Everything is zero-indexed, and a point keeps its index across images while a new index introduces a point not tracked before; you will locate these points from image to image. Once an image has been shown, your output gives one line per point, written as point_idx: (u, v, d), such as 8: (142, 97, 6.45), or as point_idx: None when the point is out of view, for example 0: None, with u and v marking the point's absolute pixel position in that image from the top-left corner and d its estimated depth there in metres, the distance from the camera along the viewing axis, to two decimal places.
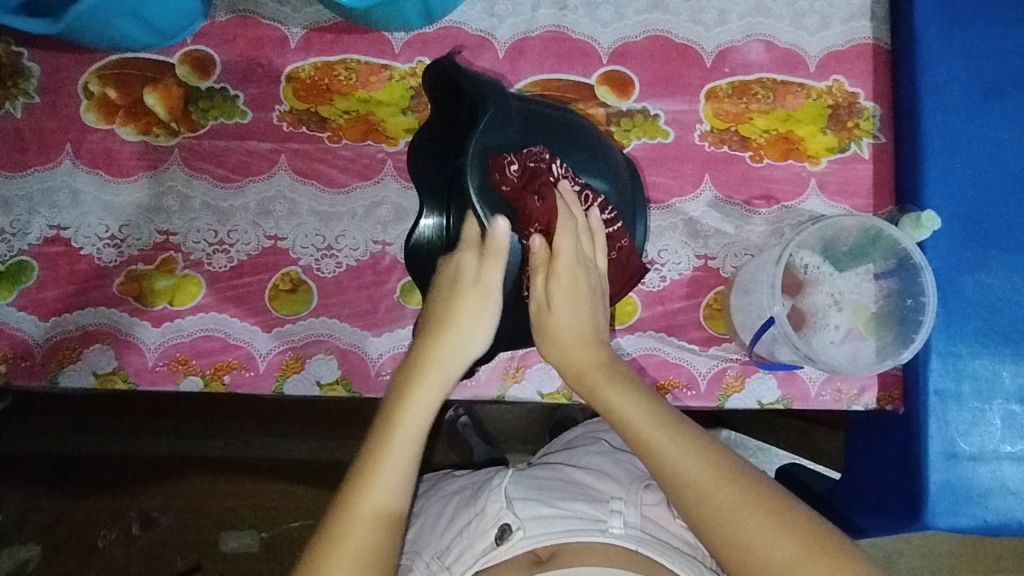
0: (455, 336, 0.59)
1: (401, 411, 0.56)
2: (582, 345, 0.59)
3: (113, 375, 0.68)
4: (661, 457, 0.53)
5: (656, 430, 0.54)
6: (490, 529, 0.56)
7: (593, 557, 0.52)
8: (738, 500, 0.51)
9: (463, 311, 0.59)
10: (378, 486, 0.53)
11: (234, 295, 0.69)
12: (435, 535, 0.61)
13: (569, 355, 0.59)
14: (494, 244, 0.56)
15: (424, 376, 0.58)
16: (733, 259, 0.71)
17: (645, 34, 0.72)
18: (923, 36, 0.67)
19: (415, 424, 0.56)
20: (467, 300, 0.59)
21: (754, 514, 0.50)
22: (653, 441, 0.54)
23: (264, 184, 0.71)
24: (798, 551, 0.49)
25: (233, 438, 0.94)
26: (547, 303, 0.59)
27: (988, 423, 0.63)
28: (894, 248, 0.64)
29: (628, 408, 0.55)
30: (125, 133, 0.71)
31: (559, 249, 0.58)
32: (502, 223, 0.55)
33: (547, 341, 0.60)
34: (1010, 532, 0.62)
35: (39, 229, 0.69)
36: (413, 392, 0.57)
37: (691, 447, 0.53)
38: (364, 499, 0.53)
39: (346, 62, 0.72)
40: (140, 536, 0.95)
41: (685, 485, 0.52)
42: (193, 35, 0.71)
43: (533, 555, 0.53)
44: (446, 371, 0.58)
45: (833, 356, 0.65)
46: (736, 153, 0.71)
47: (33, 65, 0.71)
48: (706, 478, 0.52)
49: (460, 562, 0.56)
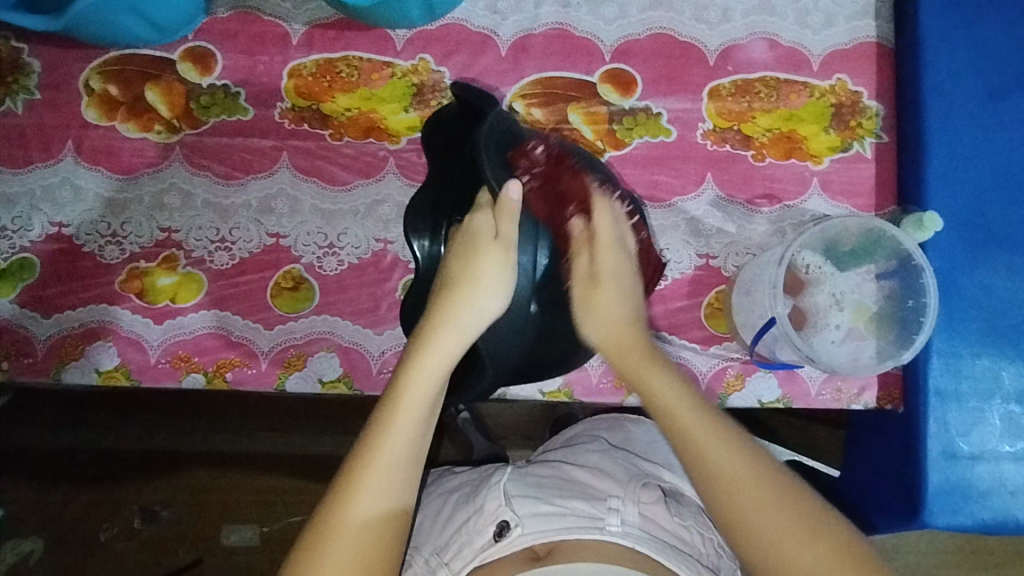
0: (466, 301, 0.57)
1: (400, 399, 0.53)
2: (625, 328, 0.59)
3: (115, 372, 0.68)
4: (698, 447, 0.51)
5: (695, 417, 0.53)
6: (488, 526, 0.57)
7: (589, 555, 0.52)
8: (773, 502, 0.49)
9: (482, 273, 0.57)
10: (375, 487, 0.51)
11: (236, 292, 0.69)
12: (434, 531, 0.61)
13: (612, 336, 0.59)
14: (508, 206, 0.56)
15: (425, 355, 0.55)
16: (734, 259, 0.71)
17: (647, 32, 0.72)
18: (927, 36, 0.67)
19: (415, 414, 0.53)
20: (486, 260, 0.58)
21: (788, 516, 0.48)
22: (691, 431, 0.52)
23: (266, 181, 0.71)
24: (830, 558, 0.47)
25: (235, 432, 0.95)
26: (592, 279, 0.60)
27: (987, 422, 0.64)
28: (897, 250, 0.64)
29: (670, 392, 0.54)
30: (126, 131, 0.70)
31: (596, 226, 0.60)
32: (514, 188, 0.55)
33: (588, 317, 0.60)
34: (1008, 531, 0.63)
35: (41, 226, 0.69)
36: (417, 370, 0.54)
37: (731, 442, 0.52)
38: (357, 500, 0.50)
39: (348, 59, 0.71)
40: (142, 529, 0.96)
41: (719, 475, 0.50)
42: (194, 31, 0.71)
43: (532, 551, 0.54)
44: (457, 339, 0.56)
45: (833, 354, 0.65)
46: (738, 152, 0.71)
47: (33, 61, 0.70)
48: (743, 470, 0.50)
49: (459, 558, 0.56)
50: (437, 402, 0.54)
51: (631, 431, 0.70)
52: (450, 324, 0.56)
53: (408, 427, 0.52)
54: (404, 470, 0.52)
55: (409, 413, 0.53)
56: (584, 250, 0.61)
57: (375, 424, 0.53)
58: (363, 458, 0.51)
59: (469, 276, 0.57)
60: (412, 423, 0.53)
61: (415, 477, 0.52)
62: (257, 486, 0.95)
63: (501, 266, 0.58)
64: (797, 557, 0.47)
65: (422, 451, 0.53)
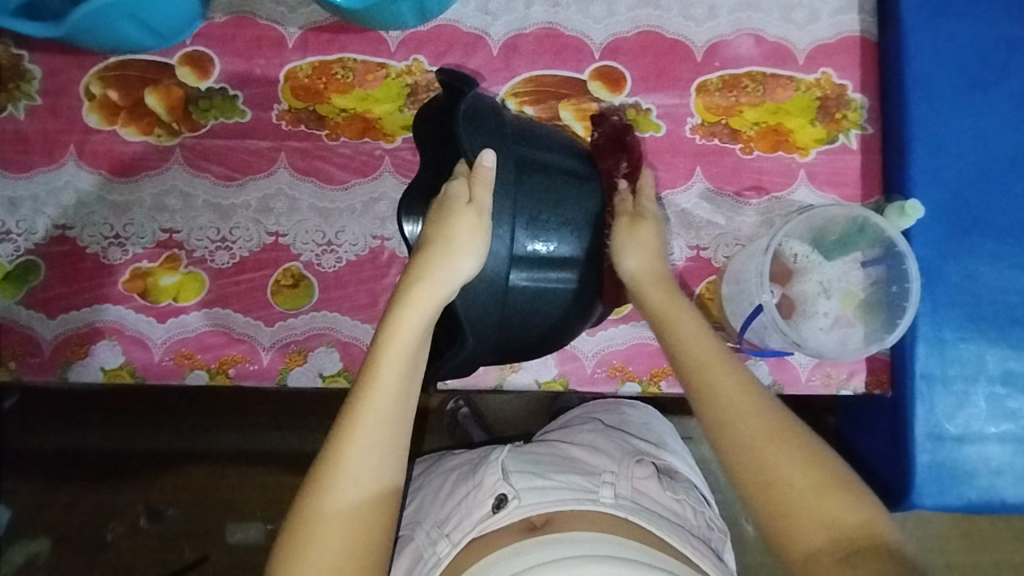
0: (441, 265, 0.55)
1: (380, 357, 0.54)
2: (655, 258, 0.61)
3: (120, 370, 0.70)
4: (712, 375, 0.54)
5: (713, 353, 0.56)
6: (486, 499, 0.58)
7: (584, 523, 0.54)
8: (771, 431, 0.51)
9: (456, 237, 0.55)
10: (365, 446, 0.52)
11: (238, 290, 0.71)
12: (435, 506, 0.62)
13: (644, 266, 0.61)
14: (484, 174, 0.55)
15: (403, 314, 0.54)
16: (724, 249, 0.72)
17: (636, 29, 0.73)
18: (910, 28, 0.69)
19: (396, 369, 0.53)
20: (461, 224, 0.55)
21: (789, 443, 0.51)
22: (707, 362, 0.55)
23: (265, 182, 0.72)
24: (820, 485, 0.49)
25: (238, 430, 0.96)
26: (642, 215, 0.63)
27: (973, 405, 0.65)
28: (880, 238, 0.65)
29: (690, 325, 0.58)
30: (127, 134, 0.72)
31: (643, 185, 0.65)
32: (490, 154, 0.55)
33: (630, 249, 0.61)
34: (996, 511, 0.64)
35: (45, 229, 0.71)
36: (394, 331, 0.54)
37: (744, 373, 0.55)
38: (348, 462, 0.51)
39: (343, 61, 0.73)
40: (148, 528, 0.97)
41: (729, 403, 0.53)
42: (192, 36, 0.73)
43: (527, 521, 0.55)
44: (437, 294, 0.55)
45: (823, 342, 0.66)
46: (726, 146, 0.73)
47: (35, 67, 0.72)
48: (749, 399, 0.53)
49: (459, 529, 0.57)
50: (417, 355, 0.55)
51: (626, 413, 0.71)
52: (427, 289, 0.55)
53: (390, 384, 0.53)
54: (390, 425, 0.53)
55: (389, 370, 0.53)
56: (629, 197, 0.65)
57: (357, 388, 0.54)
58: (348, 423, 0.53)
59: (445, 240, 0.55)
60: (395, 377, 0.53)
61: (403, 435, 0.54)
62: (259, 482, 0.97)
63: (476, 229, 0.55)
64: (787, 481, 0.49)
65: (408, 404, 0.54)
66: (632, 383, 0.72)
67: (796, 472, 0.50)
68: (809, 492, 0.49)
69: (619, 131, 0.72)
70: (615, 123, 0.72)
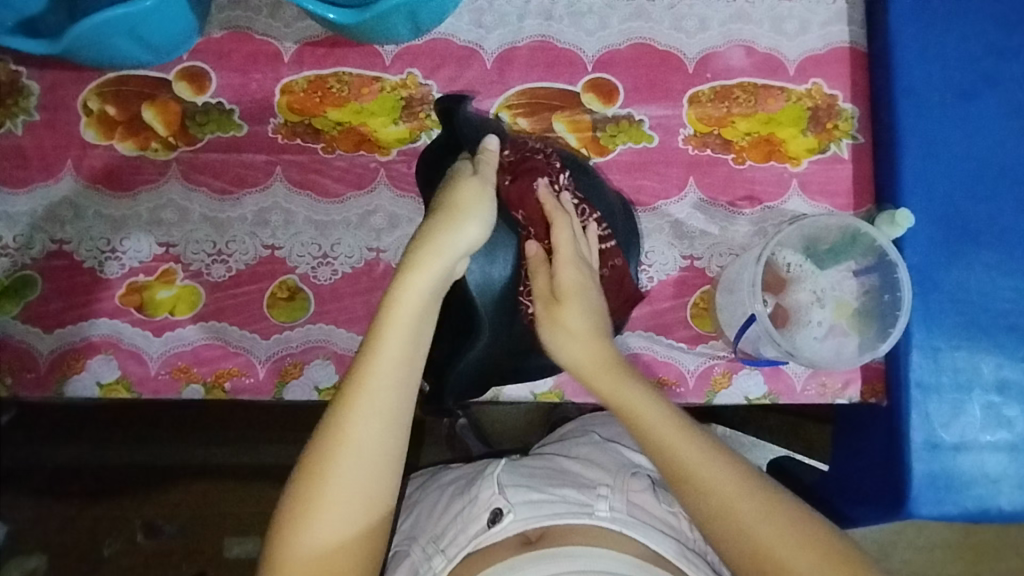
0: (447, 232, 0.56)
1: (387, 321, 0.54)
2: (599, 344, 0.61)
3: (116, 385, 0.70)
4: (687, 464, 0.55)
5: (688, 447, 0.56)
6: (482, 513, 0.58)
7: (580, 537, 0.54)
8: (761, 512, 0.53)
9: (462, 201, 0.58)
10: (371, 408, 0.52)
11: (234, 303, 0.71)
12: (430, 520, 0.63)
13: (589, 356, 0.61)
14: (490, 153, 0.62)
15: (409, 278, 0.55)
16: (718, 259, 0.73)
17: (628, 41, 0.74)
18: (898, 38, 0.69)
19: (401, 339, 0.53)
20: (466, 190, 0.59)
21: (783, 530, 0.52)
22: (683, 461, 0.55)
23: (261, 195, 0.73)
24: (823, 567, 0.51)
25: (235, 443, 0.96)
26: (558, 295, 0.63)
27: (968, 413, 0.65)
28: (872, 247, 0.66)
29: (658, 422, 0.57)
30: (124, 149, 0.72)
31: (557, 246, 0.63)
32: (494, 139, 0.63)
33: (562, 342, 0.62)
34: (992, 519, 0.64)
35: (42, 245, 0.71)
36: (400, 300, 0.54)
37: (718, 462, 0.55)
38: (353, 423, 0.52)
39: (338, 75, 0.73)
40: (145, 543, 0.97)
41: (711, 495, 0.54)
42: (189, 51, 0.73)
43: (523, 536, 0.55)
44: (444, 261, 0.55)
45: (816, 351, 0.67)
46: (719, 156, 0.73)
47: (33, 83, 0.72)
48: (734, 490, 0.54)
49: (454, 545, 0.58)
50: (423, 324, 0.55)
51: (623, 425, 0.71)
52: (433, 254, 0.55)
53: (397, 354, 0.53)
54: (396, 389, 0.53)
55: (396, 331, 0.53)
56: (543, 269, 0.64)
57: (364, 350, 0.54)
58: (350, 395, 0.52)
59: (451, 207, 0.57)
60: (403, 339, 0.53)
61: (409, 398, 0.53)
62: (256, 497, 0.96)
63: (480, 196, 0.58)
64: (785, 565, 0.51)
65: (414, 368, 0.54)
66: None
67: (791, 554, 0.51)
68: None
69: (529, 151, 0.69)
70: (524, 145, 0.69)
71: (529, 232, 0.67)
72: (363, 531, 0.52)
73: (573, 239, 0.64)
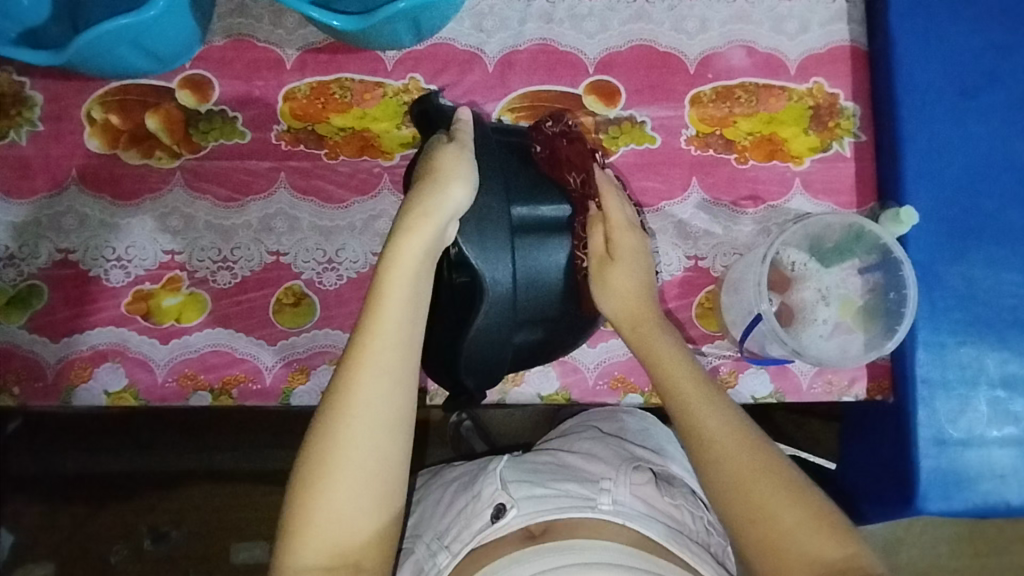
0: (430, 193, 0.54)
1: (384, 284, 0.52)
2: (642, 300, 0.63)
3: (123, 393, 0.70)
4: (695, 411, 0.56)
5: (695, 392, 0.57)
6: (485, 509, 0.58)
7: (583, 530, 0.54)
8: (759, 464, 0.52)
9: (443, 166, 0.55)
10: (375, 370, 0.51)
11: (240, 310, 0.71)
12: (435, 517, 0.63)
13: (628, 308, 0.62)
14: (463, 126, 0.59)
15: (401, 240, 0.53)
16: (722, 258, 0.73)
17: (629, 43, 0.74)
18: (899, 37, 0.70)
19: (400, 304, 0.52)
20: (444, 154, 0.56)
21: (775, 483, 0.51)
22: (696, 408, 0.56)
23: (265, 202, 0.73)
24: (808, 522, 0.50)
25: (241, 449, 0.96)
26: (611, 253, 0.63)
27: (974, 409, 0.65)
28: (876, 244, 0.66)
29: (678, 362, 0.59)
30: (128, 157, 0.73)
31: (609, 210, 0.63)
32: (467, 111, 0.61)
33: (606, 294, 0.63)
34: (999, 515, 0.64)
35: (47, 254, 0.71)
36: (393, 266, 0.53)
37: (728, 413, 0.55)
38: (359, 386, 0.51)
39: (340, 81, 0.74)
40: (153, 550, 0.97)
41: (715, 441, 0.54)
42: (192, 60, 0.73)
43: (526, 530, 0.55)
44: (436, 222, 0.53)
45: (822, 349, 0.67)
46: (722, 156, 0.74)
47: (36, 94, 0.73)
48: (737, 437, 0.54)
49: (458, 541, 0.58)
50: (419, 289, 0.53)
51: (624, 420, 0.70)
52: (423, 217, 0.53)
53: (394, 319, 0.52)
54: (399, 350, 0.52)
55: (393, 293, 0.52)
56: (600, 225, 0.64)
57: (363, 316, 0.53)
58: (351, 362, 0.52)
59: (432, 173, 0.55)
60: (402, 302, 0.52)
61: (412, 359, 0.53)
62: (263, 502, 0.97)
63: (461, 159, 0.56)
64: (775, 514, 0.50)
65: (416, 331, 0.53)
66: (635, 394, 0.72)
67: (782, 507, 0.50)
68: (798, 529, 0.50)
69: (558, 137, 0.65)
70: (550, 131, 0.66)
71: (589, 202, 0.64)
72: (376, 494, 0.51)
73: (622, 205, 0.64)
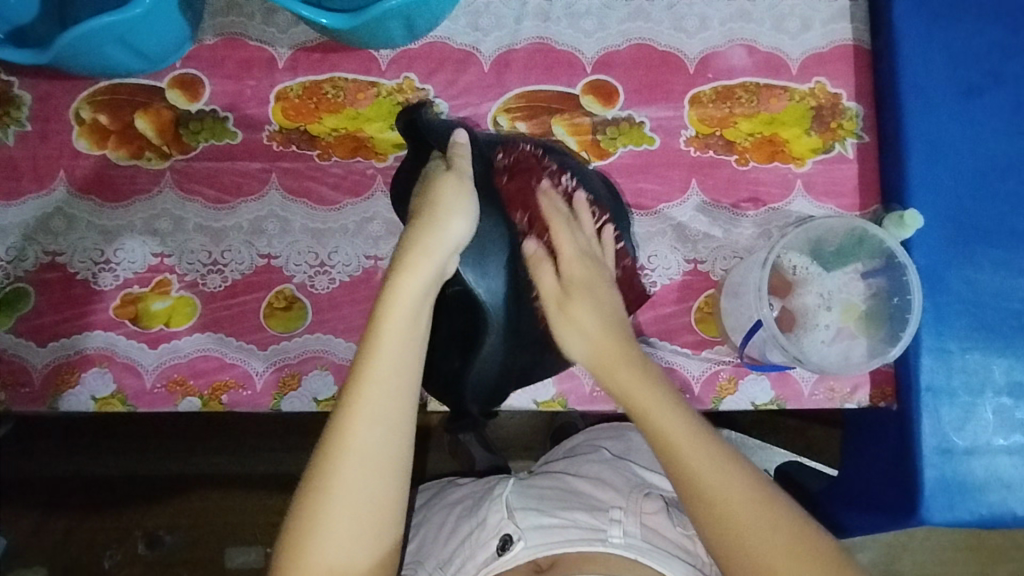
0: (431, 231, 0.53)
1: (381, 323, 0.51)
2: (610, 335, 0.59)
3: (111, 398, 0.69)
4: (684, 455, 0.52)
5: (683, 431, 0.53)
6: (490, 540, 0.57)
7: (591, 566, 0.53)
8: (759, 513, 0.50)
9: (441, 200, 0.54)
10: (371, 415, 0.50)
11: (230, 313, 0.70)
12: (438, 543, 0.62)
13: (595, 347, 0.59)
14: (459, 148, 0.58)
15: (400, 280, 0.52)
16: (722, 262, 0.71)
17: (627, 42, 0.73)
18: (901, 37, 0.68)
19: (398, 345, 0.51)
20: (444, 186, 0.55)
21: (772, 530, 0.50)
22: (688, 456, 0.52)
23: (255, 205, 0.71)
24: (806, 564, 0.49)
25: (234, 453, 0.95)
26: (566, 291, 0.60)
27: (980, 416, 0.64)
28: (880, 248, 0.65)
29: (657, 403, 0.54)
30: (117, 158, 0.71)
31: (559, 248, 0.62)
32: (463, 133, 0.59)
33: (565, 330, 0.60)
34: (1006, 525, 0.63)
35: (35, 256, 0.70)
36: (391, 306, 0.52)
37: (718, 454, 0.53)
38: (354, 430, 0.50)
39: (333, 81, 0.72)
40: (145, 555, 0.95)
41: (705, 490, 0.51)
42: (182, 59, 0.72)
43: (533, 564, 0.55)
44: (435, 261, 0.53)
45: (825, 355, 0.66)
46: (722, 158, 0.72)
47: (24, 93, 0.71)
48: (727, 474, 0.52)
49: (462, 572, 0.57)
50: (417, 331, 0.52)
51: (632, 439, 0.70)
52: (423, 255, 0.52)
53: (391, 360, 0.51)
54: (396, 391, 0.51)
55: (392, 334, 0.51)
56: (545, 264, 0.61)
57: (359, 360, 0.51)
58: (348, 402, 0.50)
59: (431, 206, 0.54)
60: (400, 342, 0.51)
61: (409, 403, 0.51)
62: (257, 506, 0.95)
63: (460, 190, 0.55)
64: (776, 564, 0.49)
65: (415, 372, 0.52)
66: None
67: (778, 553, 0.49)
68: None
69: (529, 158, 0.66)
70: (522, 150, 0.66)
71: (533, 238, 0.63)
72: (371, 541, 0.49)
73: (573, 238, 0.62)
